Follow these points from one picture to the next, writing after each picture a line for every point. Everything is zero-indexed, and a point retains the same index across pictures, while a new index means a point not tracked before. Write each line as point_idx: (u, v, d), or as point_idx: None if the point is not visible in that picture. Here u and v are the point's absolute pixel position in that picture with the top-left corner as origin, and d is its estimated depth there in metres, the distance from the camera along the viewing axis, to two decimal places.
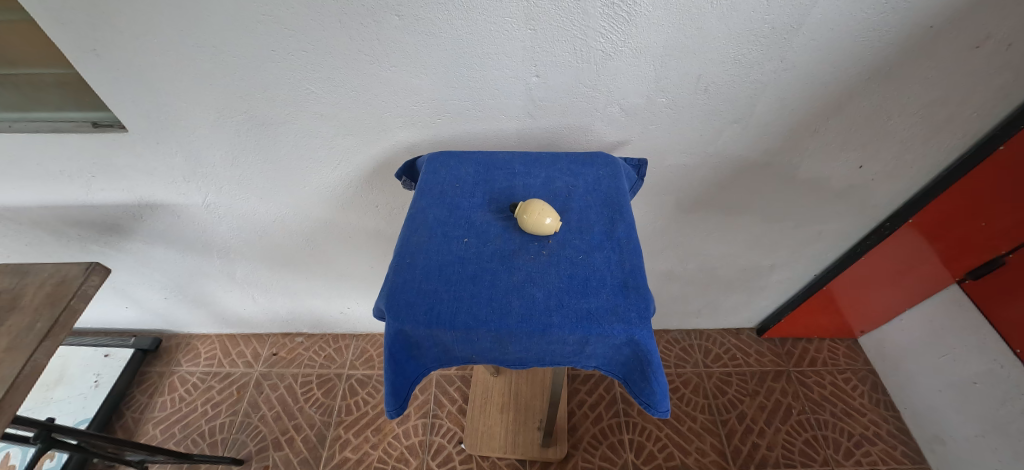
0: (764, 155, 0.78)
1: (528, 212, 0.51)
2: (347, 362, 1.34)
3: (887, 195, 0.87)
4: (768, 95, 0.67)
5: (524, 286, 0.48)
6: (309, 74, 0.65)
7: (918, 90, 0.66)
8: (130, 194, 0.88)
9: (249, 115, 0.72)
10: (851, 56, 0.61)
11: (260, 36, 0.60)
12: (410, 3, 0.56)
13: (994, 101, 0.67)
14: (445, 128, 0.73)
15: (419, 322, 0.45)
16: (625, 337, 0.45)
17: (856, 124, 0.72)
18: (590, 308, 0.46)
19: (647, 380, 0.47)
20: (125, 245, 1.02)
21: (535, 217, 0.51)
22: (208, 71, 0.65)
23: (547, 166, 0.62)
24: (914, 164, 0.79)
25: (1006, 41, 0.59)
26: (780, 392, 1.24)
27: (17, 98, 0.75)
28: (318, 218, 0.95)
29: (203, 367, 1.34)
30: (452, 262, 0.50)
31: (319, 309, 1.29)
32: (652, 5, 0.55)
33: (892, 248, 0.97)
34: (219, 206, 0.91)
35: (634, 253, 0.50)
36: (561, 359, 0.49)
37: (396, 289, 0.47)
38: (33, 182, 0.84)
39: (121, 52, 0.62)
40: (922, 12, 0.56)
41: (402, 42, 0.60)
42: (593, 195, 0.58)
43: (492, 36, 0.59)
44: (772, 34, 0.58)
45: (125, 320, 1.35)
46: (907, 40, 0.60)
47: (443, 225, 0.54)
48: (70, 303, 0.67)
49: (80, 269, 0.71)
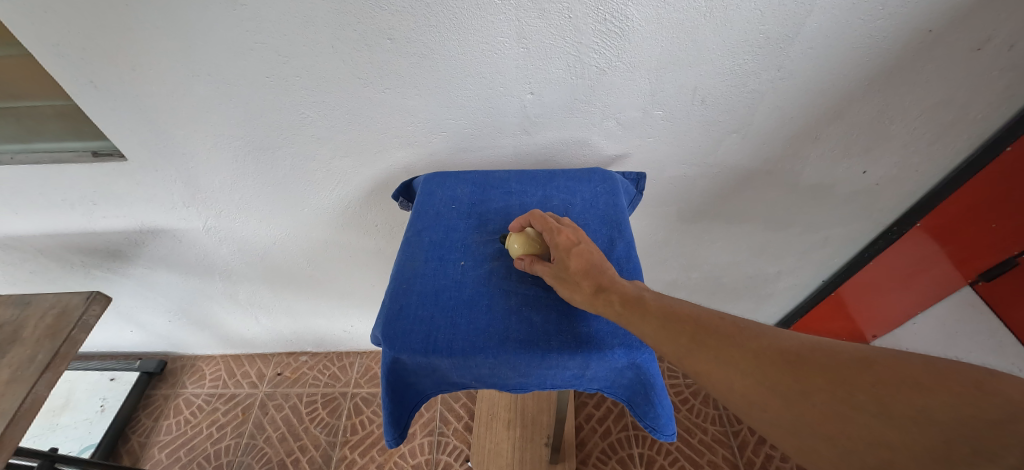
0: (764, 163, 0.77)
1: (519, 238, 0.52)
2: (352, 380, 1.34)
3: (893, 199, 0.86)
4: (766, 104, 0.66)
5: (522, 309, 0.47)
6: (305, 99, 0.65)
7: (920, 93, 0.65)
8: (131, 221, 0.88)
9: (247, 140, 0.72)
10: (849, 62, 0.61)
11: (254, 63, 0.60)
12: (401, 26, 0.56)
13: (997, 103, 0.66)
14: (441, 147, 0.73)
15: (415, 350, 0.44)
16: (627, 361, 0.43)
17: (859, 130, 0.71)
18: (589, 332, 0.45)
19: (651, 403, 0.46)
20: (128, 270, 1.03)
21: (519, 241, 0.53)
22: (205, 99, 0.65)
23: (544, 184, 0.61)
24: (919, 167, 0.78)
25: (1007, 42, 0.58)
26: None
27: (18, 130, 0.76)
28: (317, 238, 0.94)
29: (208, 389, 1.33)
30: (449, 287, 0.49)
31: (322, 328, 1.29)
32: (644, 19, 0.55)
33: (903, 251, 0.94)
34: (219, 230, 0.91)
35: (634, 272, 0.50)
36: (562, 383, 0.47)
37: (392, 316, 0.46)
38: (36, 211, 0.84)
39: (119, 83, 0.63)
40: (921, 17, 0.55)
41: (396, 64, 0.60)
42: (591, 213, 0.57)
43: (484, 55, 0.59)
44: (768, 44, 0.58)
45: (130, 343, 1.35)
46: (907, 45, 0.59)
47: (439, 248, 0.53)
48: (70, 334, 0.67)
49: (81, 298, 0.71)
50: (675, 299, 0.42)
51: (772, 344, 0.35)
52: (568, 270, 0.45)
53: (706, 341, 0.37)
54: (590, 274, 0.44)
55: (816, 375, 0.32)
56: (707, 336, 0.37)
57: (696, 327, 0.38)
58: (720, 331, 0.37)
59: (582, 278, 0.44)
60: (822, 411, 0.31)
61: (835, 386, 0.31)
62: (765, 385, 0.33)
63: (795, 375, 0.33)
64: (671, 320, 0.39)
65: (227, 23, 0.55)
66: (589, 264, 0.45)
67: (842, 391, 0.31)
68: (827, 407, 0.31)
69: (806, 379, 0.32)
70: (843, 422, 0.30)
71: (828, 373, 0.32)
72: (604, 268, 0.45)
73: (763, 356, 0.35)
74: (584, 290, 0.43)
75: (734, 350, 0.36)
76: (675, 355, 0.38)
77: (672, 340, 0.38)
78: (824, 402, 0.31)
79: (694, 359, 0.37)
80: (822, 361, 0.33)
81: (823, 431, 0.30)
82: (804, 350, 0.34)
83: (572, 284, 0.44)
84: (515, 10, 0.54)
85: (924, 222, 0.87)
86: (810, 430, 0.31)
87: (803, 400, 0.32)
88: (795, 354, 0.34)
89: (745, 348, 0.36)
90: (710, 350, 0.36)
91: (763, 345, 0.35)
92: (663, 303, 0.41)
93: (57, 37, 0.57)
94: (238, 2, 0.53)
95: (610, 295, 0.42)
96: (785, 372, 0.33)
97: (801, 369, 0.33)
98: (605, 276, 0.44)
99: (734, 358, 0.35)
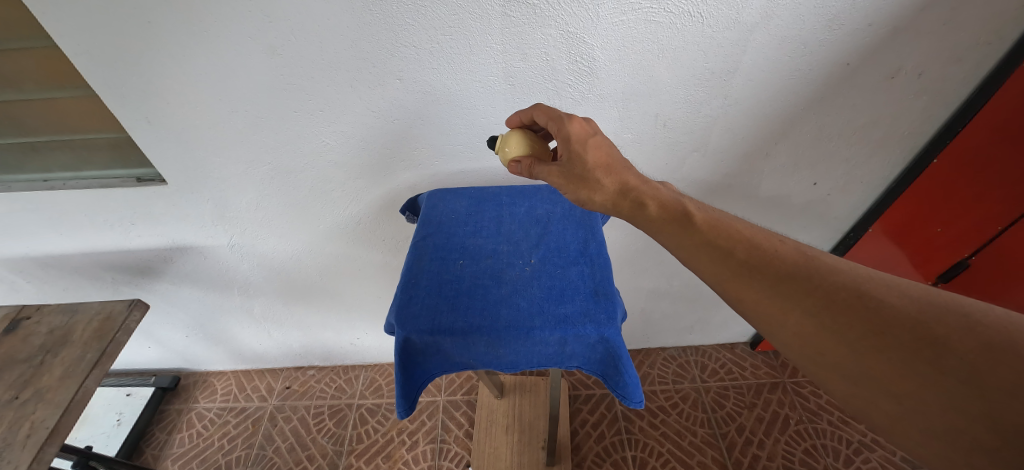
0: (725, 177, 0.87)
1: (506, 143, 0.58)
2: (357, 392, 1.40)
3: (846, 208, 0.96)
4: (719, 126, 0.77)
5: (511, 297, 0.56)
6: (325, 129, 0.77)
7: (850, 116, 0.76)
8: (163, 239, 0.98)
9: (273, 165, 0.83)
10: (785, 91, 0.72)
11: (285, 101, 0.72)
12: (408, 69, 0.68)
13: (918, 122, 0.77)
14: (442, 168, 0.84)
15: (422, 330, 0.53)
16: (597, 336, 0.52)
17: (803, 147, 0.82)
18: (566, 313, 0.54)
19: (620, 373, 0.55)
20: (154, 286, 1.11)
21: (503, 142, 0.59)
22: (240, 130, 0.76)
23: (530, 197, 0.72)
24: (863, 179, 0.88)
25: (915, 72, 0.70)
26: (777, 403, 1.27)
27: (71, 160, 0.87)
28: (329, 253, 1.04)
29: (219, 403, 1.39)
30: (450, 280, 0.58)
31: (330, 341, 1.36)
32: (608, 60, 0.67)
33: (865, 256, 1.03)
34: (241, 246, 1.01)
35: (604, 266, 0.59)
36: (546, 360, 0.56)
37: (403, 305, 0.55)
38: (80, 232, 0.94)
39: (168, 119, 0.74)
40: (837, 52, 0.67)
41: (403, 99, 0.72)
42: (569, 219, 0.67)
43: (477, 91, 0.71)
44: (714, 77, 0.70)
45: (146, 360, 1.41)
46: (831, 76, 0.70)
47: (441, 250, 0.63)
48: (115, 335, 0.76)
49: (123, 305, 0.80)
50: (731, 224, 0.46)
51: (851, 288, 0.37)
52: (585, 167, 0.50)
53: (771, 276, 0.41)
54: (611, 173, 0.50)
55: (897, 328, 0.34)
56: (765, 269, 0.41)
57: (755, 260, 0.42)
58: (790, 269, 0.41)
59: (603, 178, 0.49)
60: (897, 367, 0.33)
61: (909, 340, 0.34)
62: (832, 328, 0.36)
63: (863, 323, 0.36)
64: (728, 250, 0.43)
65: (264, 69, 0.67)
66: (607, 163, 0.50)
67: (912, 346, 0.33)
68: (902, 363, 0.33)
69: (886, 331, 0.34)
70: (910, 373, 0.33)
71: (901, 327, 0.34)
72: (624, 169, 0.50)
73: (837, 299, 0.37)
74: (609, 190, 0.49)
75: (803, 288, 0.39)
76: (734, 286, 0.42)
77: (726, 271, 0.42)
78: (890, 353, 0.34)
79: (750, 290, 0.41)
80: (897, 313, 0.35)
81: (890, 387, 0.34)
82: (881, 297, 0.36)
83: (593, 184, 0.50)
84: (502, 54, 0.66)
85: (876, 228, 0.96)
86: (866, 375, 0.35)
87: (866, 346, 0.35)
88: (866, 301, 0.36)
89: (817, 288, 0.39)
90: (770, 283, 0.40)
91: (832, 285, 0.38)
92: (718, 231, 0.45)
93: (120, 83, 0.68)
94: (276, 52, 0.65)
95: (640, 200, 0.48)
96: (861, 319, 0.36)
97: (872, 318, 0.35)
98: (630, 178, 0.50)
99: (802, 296, 0.38)
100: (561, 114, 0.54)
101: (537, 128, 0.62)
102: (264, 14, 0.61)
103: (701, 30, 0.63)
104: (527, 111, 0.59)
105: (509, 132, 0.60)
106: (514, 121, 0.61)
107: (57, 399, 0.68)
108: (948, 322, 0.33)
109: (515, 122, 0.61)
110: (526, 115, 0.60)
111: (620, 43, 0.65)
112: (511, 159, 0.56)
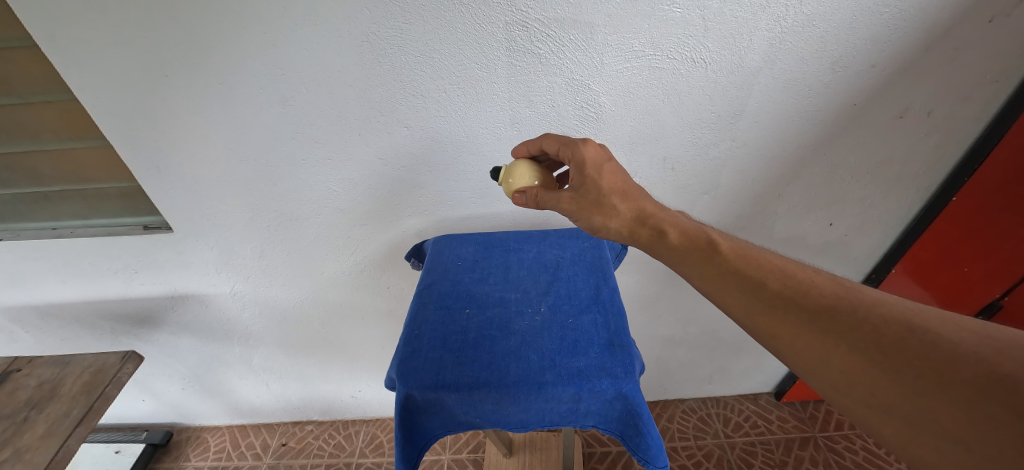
0: (737, 220, 0.85)
1: (510, 174, 0.56)
2: (357, 450, 1.31)
3: (865, 249, 0.92)
4: (729, 168, 0.76)
5: (520, 349, 0.53)
6: (332, 175, 0.77)
7: (863, 154, 0.75)
8: (166, 287, 0.96)
9: (279, 213, 0.83)
10: (793, 132, 0.72)
11: (295, 149, 0.73)
12: (416, 117, 0.69)
13: (932, 161, 0.76)
14: (448, 214, 0.83)
15: (426, 385, 0.49)
16: (614, 391, 0.48)
17: (815, 188, 0.80)
18: (580, 366, 0.50)
19: (641, 434, 0.50)
20: (153, 336, 1.09)
21: (508, 172, 0.56)
22: (248, 178, 0.77)
23: (538, 242, 0.70)
24: (881, 218, 0.86)
25: (924, 110, 0.69)
26: (810, 461, 1.16)
27: (80, 209, 0.88)
28: (333, 301, 1.01)
29: (212, 462, 1.31)
30: (455, 332, 0.55)
31: (331, 393, 1.30)
32: (614, 106, 0.68)
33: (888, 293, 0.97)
34: (244, 294, 0.99)
35: (618, 314, 0.56)
36: (559, 419, 0.51)
37: (404, 358, 0.52)
38: (83, 281, 0.94)
39: (178, 168, 0.75)
40: (844, 92, 0.67)
41: (409, 145, 0.72)
42: (579, 264, 0.65)
43: (484, 138, 0.71)
44: (721, 120, 0.70)
45: (139, 413, 1.35)
46: (840, 116, 0.70)
47: (446, 298, 0.60)
48: (104, 389, 0.73)
49: (116, 358, 0.78)
50: (758, 253, 0.44)
51: (901, 321, 0.35)
52: (598, 194, 0.48)
53: (810, 310, 0.38)
54: (628, 199, 0.48)
55: (961, 369, 0.31)
56: (802, 301, 0.39)
57: (789, 292, 0.40)
58: (833, 303, 0.38)
59: (619, 204, 0.48)
60: (963, 410, 0.30)
61: (973, 379, 0.31)
62: (882, 367, 0.34)
63: (920, 360, 0.33)
64: (761, 282, 0.41)
65: (275, 119, 0.69)
66: (623, 189, 0.49)
67: (978, 384, 0.30)
68: (972, 407, 0.30)
69: (948, 371, 0.32)
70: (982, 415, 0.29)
71: (963, 365, 0.31)
72: (640, 196, 0.49)
73: (886, 333, 0.35)
74: (625, 215, 0.47)
75: (848, 323, 0.36)
76: (768, 324, 0.39)
77: (757, 304, 0.40)
78: (955, 393, 0.31)
79: (784, 324, 0.38)
80: (957, 348, 0.32)
81: (958, 435, 0.30)
82: (936, 331, 0.34)
83: (609, 209, 0.48)
84: (508, 102, 0.67)
85: (900, 268, 0.92)
86: (928, 419, 0.31)
87: (927, 386, 0.32)
88: (920, 335, 0.34)
89: (862, 322, 0.36)
90: (806, 316, 0.38)
91: (880, 319, 0.36)
92: (746, 260, 0.43)
93: (131, 132, 0.69)
94: (287, 103, 0.67)
95: (660, 227, 0.46)
96: (915, 357, 0.33)
97: (931, 354, 0.33)
98: (647, 205, 0.48)
99: (845, 331, 0.36)
100: (572, 140, 0.53)
101: (542, 157, 0.60)
102: (277, 67, 0.63)
103: (705, 75, 0.64)
104: (534, 141, 0.57)
105: (516, 162, 0.57)
106: (520, 152, 0.59)
107: (37, 461, 0.63)
108: (1015, 355, 0.30)
109: (521, 152, 0.59)
110: (534, 146, 0.58)
111: (625, 90, 0.66)
112: (516, 190, 0.54)
